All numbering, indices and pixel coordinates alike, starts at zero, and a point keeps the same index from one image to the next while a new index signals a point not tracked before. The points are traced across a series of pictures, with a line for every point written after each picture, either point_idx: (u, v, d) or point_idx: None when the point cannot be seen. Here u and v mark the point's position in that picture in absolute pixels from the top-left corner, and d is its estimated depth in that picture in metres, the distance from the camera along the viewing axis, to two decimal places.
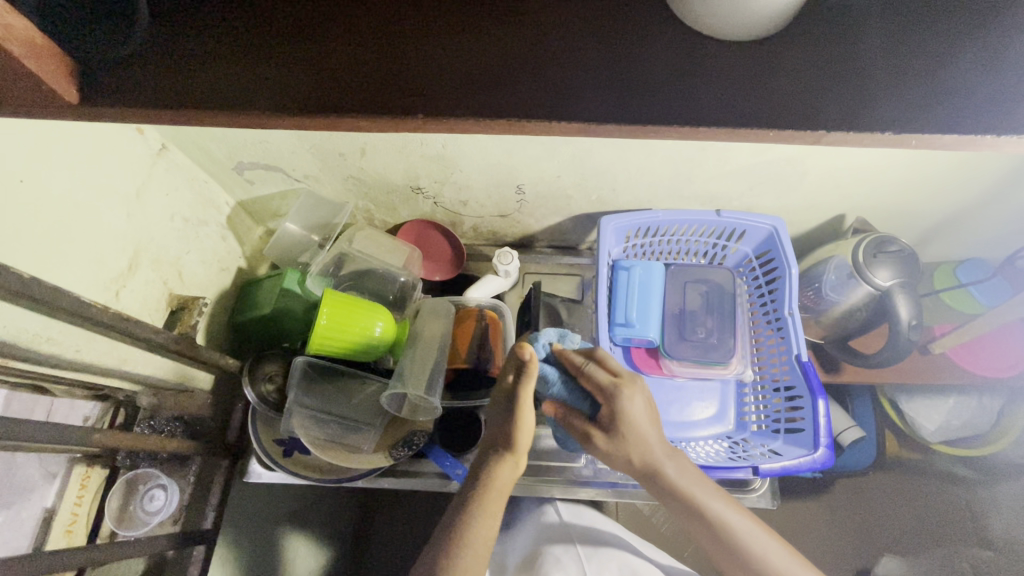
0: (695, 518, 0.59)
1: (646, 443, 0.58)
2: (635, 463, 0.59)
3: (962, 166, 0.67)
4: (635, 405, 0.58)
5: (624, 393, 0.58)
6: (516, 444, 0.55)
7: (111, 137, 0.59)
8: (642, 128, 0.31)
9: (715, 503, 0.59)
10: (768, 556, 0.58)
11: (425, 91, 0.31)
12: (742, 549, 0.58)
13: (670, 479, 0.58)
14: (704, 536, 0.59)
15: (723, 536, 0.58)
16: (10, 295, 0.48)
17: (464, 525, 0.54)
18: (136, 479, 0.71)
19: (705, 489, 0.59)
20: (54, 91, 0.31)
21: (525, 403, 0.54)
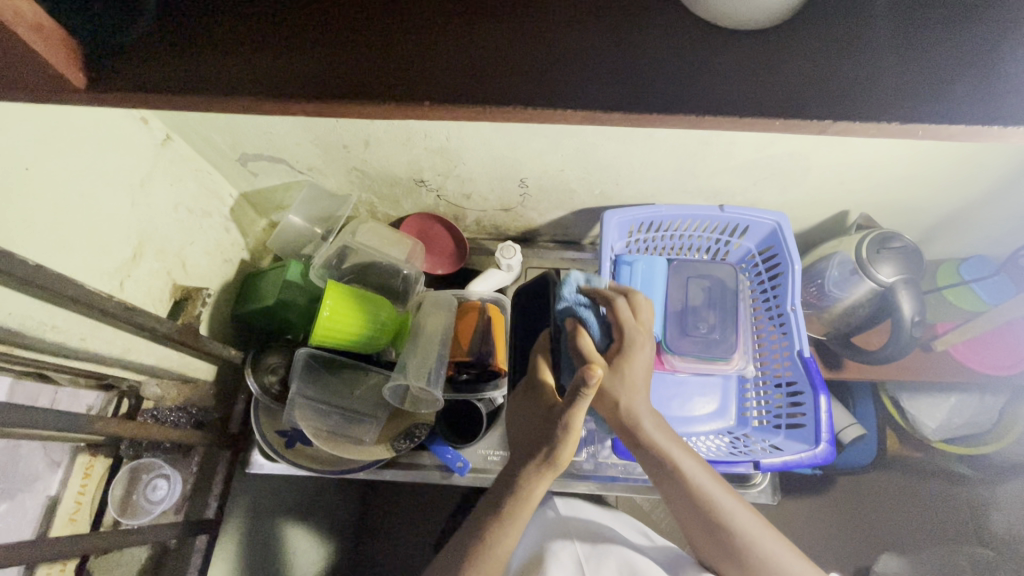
0: (670, 477, 0.59)
1: (636, 388, 0.61)
2: (619, 408, 0.61)
3: (967, 161, 0.67)
4: (647, 353, 0.63)
5: (637, 339, 0.63)
6: (558, 458, 0.56)
7: (116, 127, 0.59)
8: (648, 118, 0.31)
9: (690, 462, 0.59)
10: (737, 523, 0.58)
11: (432, 78, 0.31)
12: (712, 512, 0.58)
13: (650, 431, 0.60)
14: (675, 496, 0.60)
15: (695, 497, 0.59)
16: (17, 283, 0.48)
17: (494, 536, 0.54)
18: (139, 468, 0.72)
19: (682, 449, 0.60)
20: (62, 76, 0.31)
21: (575, 427, 0.54)
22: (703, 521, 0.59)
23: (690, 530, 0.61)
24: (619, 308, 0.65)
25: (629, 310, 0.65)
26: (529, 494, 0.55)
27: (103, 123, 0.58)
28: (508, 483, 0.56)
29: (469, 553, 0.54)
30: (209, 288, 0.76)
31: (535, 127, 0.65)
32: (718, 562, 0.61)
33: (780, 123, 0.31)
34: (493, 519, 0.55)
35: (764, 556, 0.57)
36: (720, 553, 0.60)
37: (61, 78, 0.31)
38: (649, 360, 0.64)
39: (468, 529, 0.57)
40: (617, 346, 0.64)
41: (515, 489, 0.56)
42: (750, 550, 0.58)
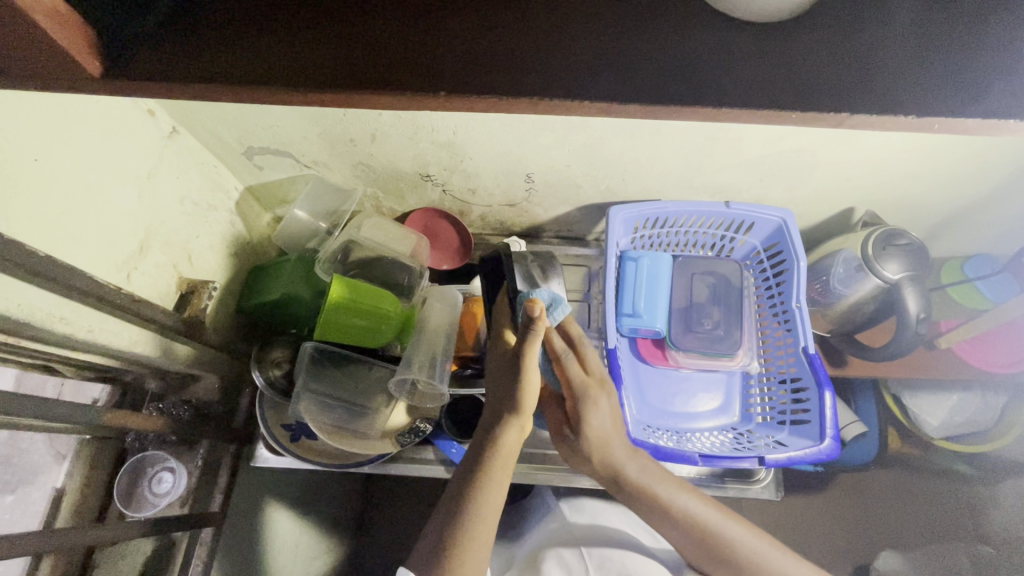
0: (670, 521, 0.61)
1: (609, 445, 0.60)
2: (596, 463, 0.61)
3: (975, 158, 0.67)
4: (604, 406, 0.59)
5: (593, 396, 0.59)
6: (523, 405, 0.56)
7: (122, 118, 0.59)
8: (666, 110, 0.31)
9: (684, 499, 0.61)
10: (744, 550, 0.60)
11: (450, 67, 0.31)
12: (717, 543, 0.60)
13: (636, 481, 0.60)
14: (670, 526, 0.61)
15: (698, 534, 0.60)
16: (26, 274, 0.48)
17: (472, 498, 0.53)
18: (143, 462, 0.71)
19: (672, 487, 0.61)
20: (76, 64, 0.31)
21: (529, 363, 0.55)
22: (709, 553, 0.61)
23: (699, 562, 0.63)
24: (564, 364, 0.60)
25: (575, 366, 0.60)
26: (502, 446, 0.55)
27: (110, 115, 0.58)
28: (483, 439, 0.56)
29: (454, 523, 0.52)
30: (215, 282, 0.75)
31: (544, 121, 0.65)
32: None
33: (797, 116, 0.31)
34: (472, 477, 0.54)
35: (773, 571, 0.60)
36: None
37: (76, 64, 0.31)
38: (610, 413, 0.60)
39: (448, 498, 0.55)
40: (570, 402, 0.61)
41: (488, 442, 0.56)
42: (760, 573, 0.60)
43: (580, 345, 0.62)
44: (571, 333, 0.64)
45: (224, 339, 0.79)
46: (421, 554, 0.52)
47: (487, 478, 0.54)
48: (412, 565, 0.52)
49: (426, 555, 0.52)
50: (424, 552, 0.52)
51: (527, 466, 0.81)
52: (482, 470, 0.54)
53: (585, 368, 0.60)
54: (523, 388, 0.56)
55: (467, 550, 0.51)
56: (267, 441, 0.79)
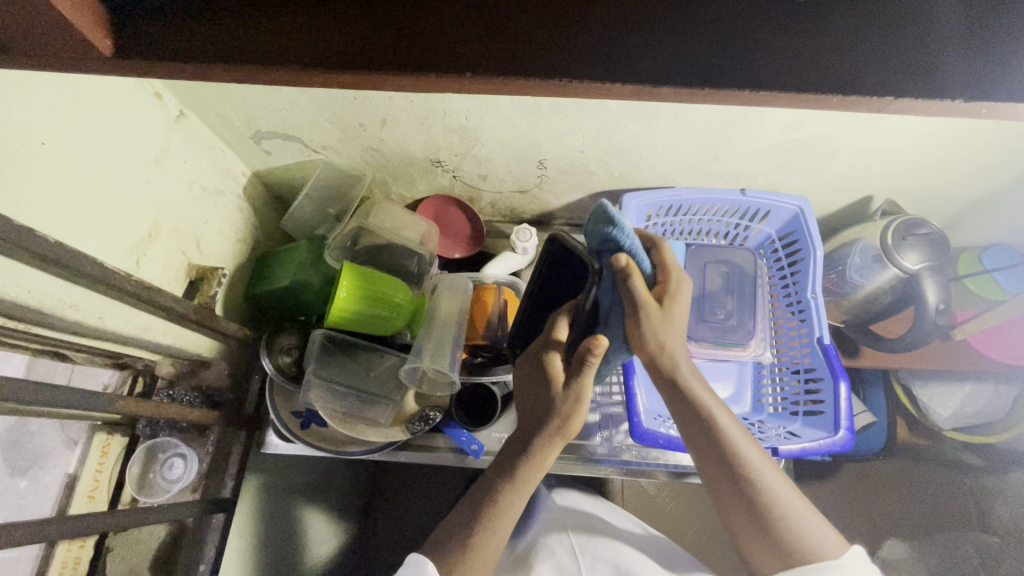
0: (701, 427, 0.59)
1: (676, 332, 0.60)
2: (660, 348, 0.59)
3: (1000, 144, 0.65)
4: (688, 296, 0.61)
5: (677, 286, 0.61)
6: (569, 428, 0.56)
7: (130, 102, 0.58)
8: (696, 91, 0.30)
9: (726, 416, 0.59)
10: (763, 478, 0.57)
11: (474, 44, 0.30)
12: (738, 459, 0.57)
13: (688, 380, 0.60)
14: (707, 453, 0.59)
15: (726, 449, 0.58)
16: (35, 260, 0.47)
17: (502, 499, 0.54)
18: (156, 448, 0.72)
19: (718, 403, 0.60)
20: (88, 42, 0.30)
21: (585, 396, 0.55)
22: (729, 470, 0.58)
23: (715, 488, 0.59)
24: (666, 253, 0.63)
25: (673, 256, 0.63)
26: (542, 461, 0.56)
27: (117, 97, 0.56)
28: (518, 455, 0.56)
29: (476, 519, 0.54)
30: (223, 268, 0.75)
31: (559, 105, 0.64)
32: (737, 521, 0.58)
33: (835, 101, 0.30)
34: (503, 486, 0.55)
35: (784, 515, 0.56)
36: (741, 512, 0.58)
37: (88, 44, 0.30)
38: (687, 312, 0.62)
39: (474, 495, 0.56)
40: (663, 286, 0.61)
41: (525, 457, 0.56)
42: (773, 510, 0.56)
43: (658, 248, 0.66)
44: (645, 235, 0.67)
45: (239, 322, 0.80)
46: (437, 542, 0.54)
47: (518, 483, 0.55)
48: (431, 558, 0.53)
49: (442, 548, 0.53)
50: (437, 542, 0.54)
51: None
52: (518, 477, 0.55)
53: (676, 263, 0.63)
54: (573, 413, 0.55)
55: (488, 553, 0.53)
56: (277, 428, 0.79)
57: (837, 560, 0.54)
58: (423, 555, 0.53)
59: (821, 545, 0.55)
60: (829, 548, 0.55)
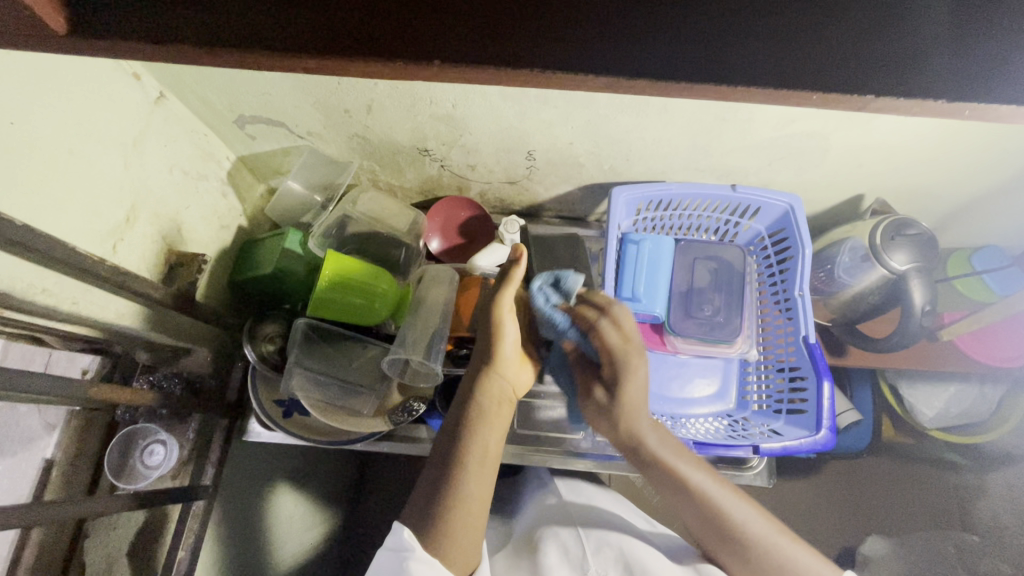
0: (678, 489, 0.61)
1: (635, 413, 0.62)
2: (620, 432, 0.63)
3: (993, 145, 0.64)
4: (643, 372, 0.63)
5: (632, 362, 0.63)
6: (499, 354, 0.61)
7: (105, 83, 0.57)
8: (675, 86, 0.30)
9: (701, 475, 0.61)
10: (754, 532, 0.59)
11: (437, 29, 0.30)
12: (722, 519, 0.59)
13: (651, 449, 0.62)
14: (688, 509, 0.61)
15: (705, 507, 0.60)
16: (4, 245, 0.46)
17: (463, 450, 0.56)
18: (135, 434, 0.70)
19: (688, 464, 0.62)
20: (42, 21, 0.29)
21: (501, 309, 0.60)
22: (715, 530, 0.60)
23: (703, 540, 0.62)
24: (602, 331, 0.65)
25: (612, 331, 0.64)
26: (485, 396, 0.59)
27: (89, 78, 0.55)
28: (466, 398, 0.60)
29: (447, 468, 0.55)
30: (204, 254, 0.74)
31: (547, 96, 0.62)
32: (730, 565, 0.61)
33: (817, 98, 0.29)
34: (461, 426, 0.58)
35: (778, 561, 0.58)
36: (730, 555, 0.60)
37: (41, 23, 0.29)
38: (645, 380, 0.63)
39: (436, 460, 0.57)
40: (610, 369, 0.64)
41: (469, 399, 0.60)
42: (767, 556, 0.58)
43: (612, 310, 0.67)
44: (597, 298, 0.68)
45: (218, 308, 0.79)
46: (413, 506, 0.55)
47: (471, 429, 0.57)
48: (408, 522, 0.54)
49: (420, 510, 0.54)
50: (417, 509, 0.54)
51: (521, 449, 0.80)
52: (474, 417, 0.58)
53: (621, 333, 0.65)
54: (498, 331, 0.61)
55: (469, 495, 0.54)
56: (259, 415, 0.78)
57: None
58: (402, 523, 0.54)
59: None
60: None
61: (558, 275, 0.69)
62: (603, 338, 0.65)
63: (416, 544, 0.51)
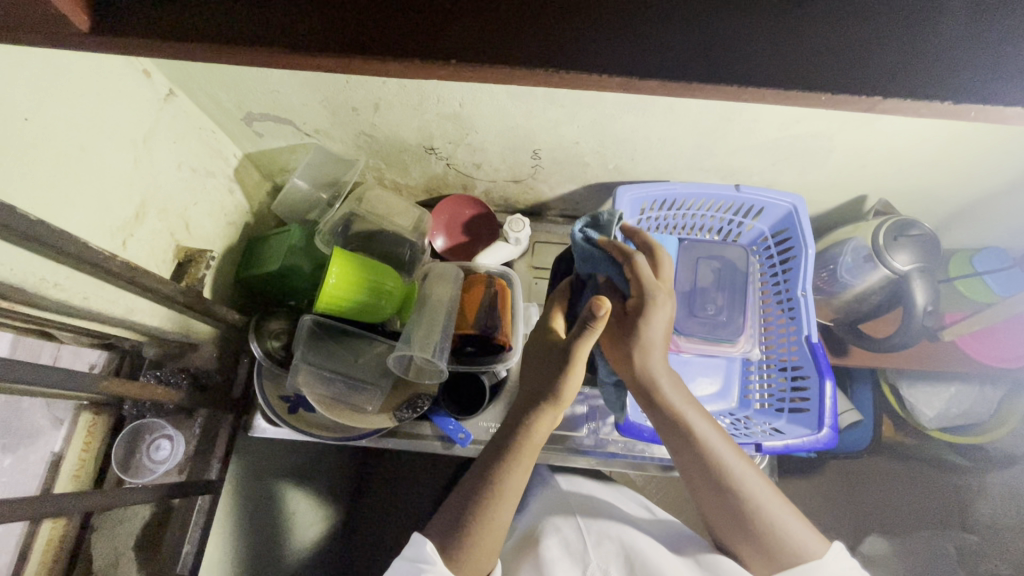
0: (683, 437, 0.61)
1: (651, 350, 0.61)
2: (634, 368, 0.63)
3: (995, 147, 0.65)
4: (668, 311, 0.61)
5: (659, 299, 0.61)
6: (562, 396, 0.59)
7: (115, 79, 0.57)
8: (684, 85, 0.30)
9: (706, 425, 0.62)
10: (749, 489, 0.60)
11: (452, 26, 0.30)
12: (722, 473, 0.60)
13: (662, 392, 0.62)
14: (689, 459, 0.62)
15: (707, 460, 0.61)
16: (17, 238, 0.47)
17: (500, 482, 0.56)
18: (143, 428, 0.72)
19: (696, 412, 0.62)
20: (65, 17, 0.30)
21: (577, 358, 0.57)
22: (713, 483, 0.61)
23: (696, 492, 0.63)
24: (636, 265, 0.62)
25: (646, 266, 0.61)
26: (535, 433, 0.58)
27: (102, 76, 0.55)
28: (510, 429, 0.59)
29: (482, 495, 0.56)
30: (211, 251, 0.74)
31: (554, 95, 0.63)
32: (722, 525, 0.62)
33: (825, 99, 0.30)
34: (500, 459, 0.58)
35: (769, 524, 0.59)
36: (723, 513, 0.61)
37: (64, 18, 0.30)
38: (668, 318, 0.62)
39: (467, 487, 0.58)
40: (635, 303, 0.62)
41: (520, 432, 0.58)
42: (758, 518, 0.60)
43: (649, 248, 0.64)
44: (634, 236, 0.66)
45: (231, 307, 0.81)
46: (439, 526, 0.57)
47: (513, 464, 0.57)
48: (431, 536, 0.56)
49: (442, 529, 0.56)
50: (441, 527, 0.56)
51: None
52: (515, 453, 0.58)
53: (655, 273, 0.62)
54: (566, 376, 0.58)
55: (495, 524, 0.56)
56: (264, 412, 0.79)
57: (820, 561, 0.59)
58: (424, 535, 0.56)
59: (804, 548, 0.59)
60: (814, 551, 0.59)
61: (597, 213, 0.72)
62: (636, 269, 0.62)
63: (436, 557, 0.53)
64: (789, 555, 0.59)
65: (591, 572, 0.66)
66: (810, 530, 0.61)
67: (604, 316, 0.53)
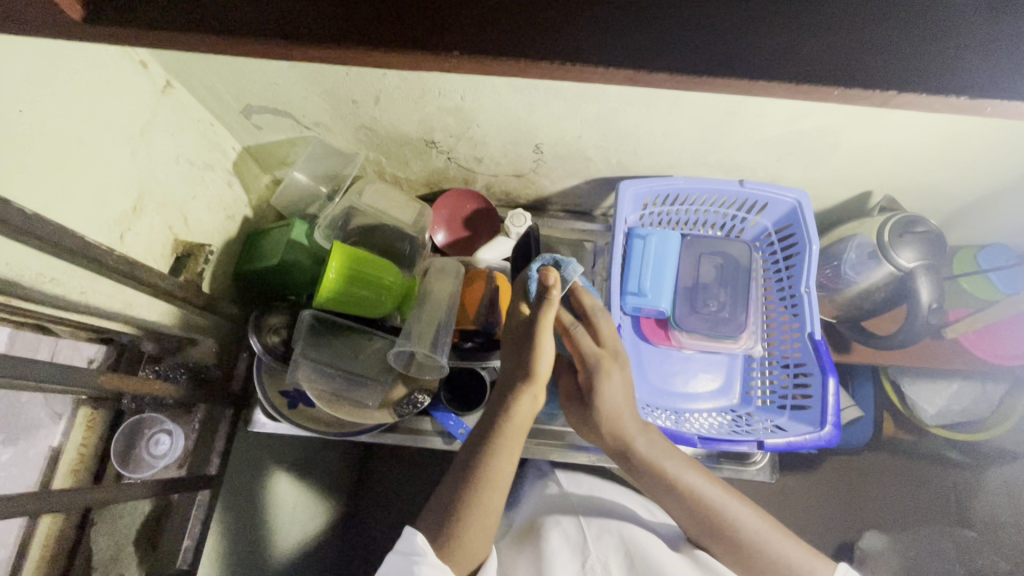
0: (672, 492, 0.62)
1: (614, 420, 0.61)
2: (609, 441, 0.62)
3: (1003, 143, 0.64)
4: (617, 376, 0.60)
5: (603, 371, 0.60)
6: (536, 369, 0.58)
7: (112, 70, 0.56)
8: (692, 79, 0.30)
9: (691, 475, 0.62)
10: (746, 530, 0.61)
11: (455, 19, 0.29)
12: (716, 518, 0.61)
13: (644, 455, 0.62)
14: (682, 510, 0.62)
15: (699, 508, 0.61)
16: (12, 233, 0.46)
17: (485, 466, 0.56)
18: (141, 423, 0.70)
19: (679, 464, 0.62)
20: (58, 7, 0.29)
21: (545, 325, 0.57)
22: (709, 529, 0.62)
23: (695, 536, 0.64)
24: (575, 339, 0.61)
25: (585, 340, 0.61)
26: (517, 413, 0.58)
27: (98, 69, 0.54)
28: (497, 402, 0.59)
29: (471, 478, 0.56)
30: (210, 245, 0.73)
31: (557, 89, 0.62)
32: (726, 561, 0.63)
33: (837, 93, 0.29)
34: (485, 444, 0.57)
35: (771, 558, 0.61)
36: (725, 553, 0.62)
37: (56, 8, 0.29)
38: (621, 384, 0.60)
39: (455, 474, 0.57)
40: (582, 376, 0.62)
41: (502, 418, 0.58)
42: (759, 554, 0.61)
43: (590, 315, 0.63)
44: (580, 302, 0.64)
45: (230, 302, 0.80)
46: (430, 516, 0.56)
47: (497, 449, 0.57)
48: (421, 528, 0.56)
49: (436, 519, 0.55)
50: (431, 519, 0.56)
51: (525, 442, 0.80)
52: (497, 437, 0.57)
53: (598, 341, 0.62)
54: (537, 350, 0.57)
55: (486, 517, 0.56)
56: (264, 407, 0.79)
57: None
58: (415, 528, 0.56)
59: (809, 567, 0.61)
60: (820, 573, 0.61)
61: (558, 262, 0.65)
62: (576, 342, 0.62)
63: (427, 550, 0.53)
64: None
65: (591, 564, 0.66)
66: (812, 555, 0.62)
67: (555, 284, 0.56)
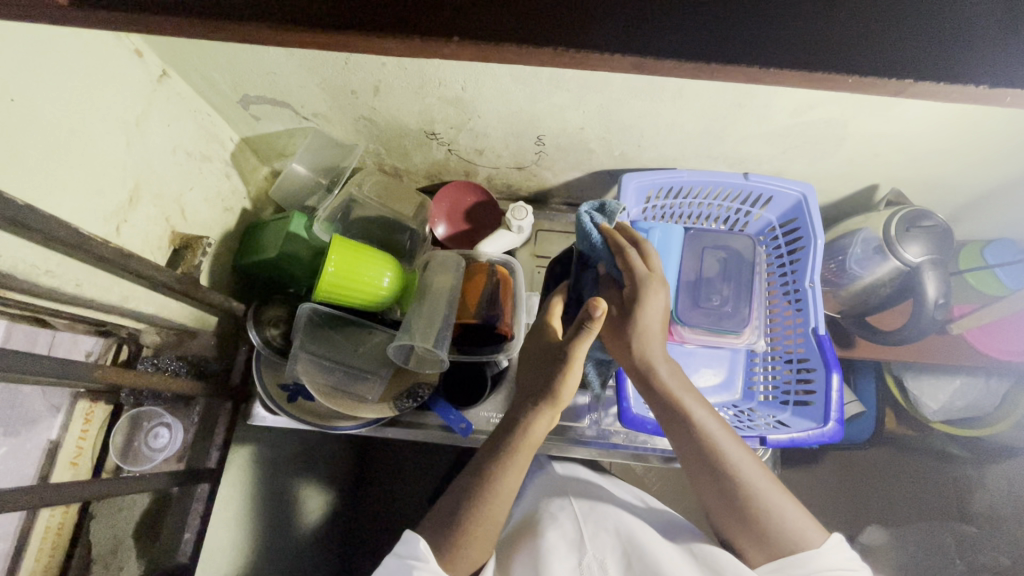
0: (682, 425, 0.61)
1: (649, 339, 0.61)
2: (634, 357, 0.62)
3: (1014, 135, 0.63)
4: (663, 298, 0.61)
5: (652, 286, 0.61)
6: (559, 395, 0.58)
7: (104, 59, 0.55)
8: (698, 67, 0.29)
9: (703, 411, 0.62)
10: (746, 477, 0.60)
11: (454, 1, 0.28)
12: (719, 460, 0.60)
13: (662, 380, 0.62)
14: (688, 447, 0.61)
15: (706, 446, 0.61)
16: (5, 224, 0.45)
17: (494, 484, 0.56)
18: (141, 416, 0.71)
19: (695, 399, 0.62)
20: None
21: (574, 360, 0.56)
22: (711, 471, 0.61)
23: (696, 481, 0.63)
24: (629, 256, 0.62)
25: (639, 258, 0.62)
26: (532, 431, 0.57)
27: (90, 56, 0.53)
28: (510, 425, 0.58)
29: (477, 492, 0.55)
30: (207, 237, 0.72)
31: (560, 79, 0.61)
32: (723, 515, 0.62)
33: (850, 82, 0.28)
34: (495, 459, 0.57)
35: (767, 511, 0.59)
36: (723, 503, 0.61)
37: None
38: (663, 306, 0.62)
39: (461, 487, 0.57)
40: (630, 289, 0.62)
41: (517, 434, 0.57)
42: (755, 505, 0.59)
43: (642, 244, 0.64)
44: (631, 231, 0.66)
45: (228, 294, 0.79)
46: (433, 520, 0.56)
47: (508, 465, 0.56)
48: (424, 533, 0.56)
49: (439, 521, 0.56)
50: (437, 522, 0.56)
51: None
52: (507, 454, 0.56)
53: (647, 264, 0.62)
54: (563, 378, 0.57)
55: (490, 515, 0.55)
56: (264, 400, 0.78)
57: (818, 549, 0.58)
58: (416, 532, 0.56)
59: (804, 535, 0.59)
60: (812, 538, 0.59)
61: (602, 201, 0.71)
62: (630, 259, 0.62)
63: (427, 555, 0.53)
64: (789, 547, 0.58)
65: (588, 562, 0.64)
66: (808, 519, 0.60)
67: (600, 317, 0.54)
